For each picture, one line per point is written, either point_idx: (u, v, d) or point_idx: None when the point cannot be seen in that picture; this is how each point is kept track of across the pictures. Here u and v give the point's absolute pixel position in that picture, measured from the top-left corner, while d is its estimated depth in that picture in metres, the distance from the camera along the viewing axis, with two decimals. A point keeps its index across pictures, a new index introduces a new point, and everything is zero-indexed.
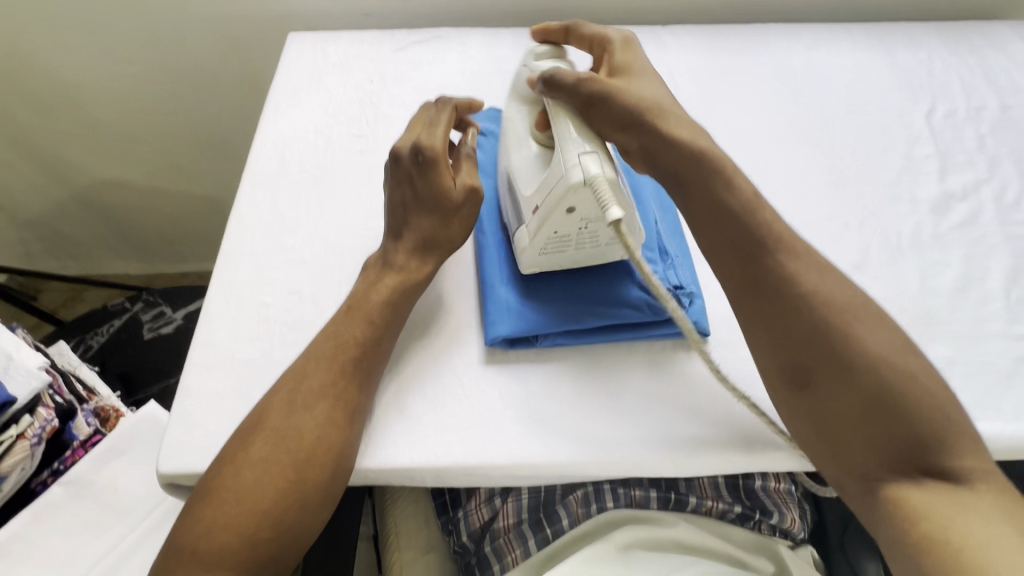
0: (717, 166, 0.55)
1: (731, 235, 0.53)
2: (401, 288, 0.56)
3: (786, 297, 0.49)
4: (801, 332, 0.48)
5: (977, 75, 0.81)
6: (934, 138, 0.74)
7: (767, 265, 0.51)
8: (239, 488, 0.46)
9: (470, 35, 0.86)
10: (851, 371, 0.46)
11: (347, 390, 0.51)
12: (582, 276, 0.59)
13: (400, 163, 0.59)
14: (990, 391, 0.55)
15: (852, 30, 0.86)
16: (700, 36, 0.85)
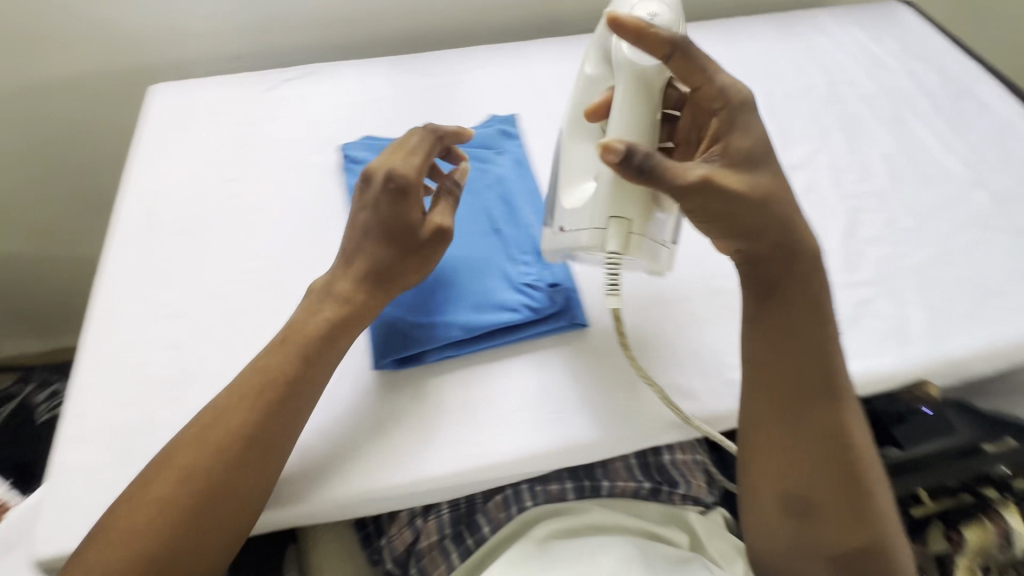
0: (801, 299, 0.55)
1: (793, 340, 0.55)
2: (336, 321, 0.54)
3: (813, 427, 0.54)
4: (826, 427, 0.54)
5: (805, 57, 0.90)
6: (774, 116, 0.82)
7: (819, 375, 0.54)
8: (136, 526, 0.46)
9: (340, 67, 0.86)
10: (846, 470, 0.53)
11: (267, 434, 0.50)
12: (463, 287, 0.61)
13: (370, 186, 0.57)
14: None
15: (697, 27, 0.94)
16: (562, 47, 0.90)
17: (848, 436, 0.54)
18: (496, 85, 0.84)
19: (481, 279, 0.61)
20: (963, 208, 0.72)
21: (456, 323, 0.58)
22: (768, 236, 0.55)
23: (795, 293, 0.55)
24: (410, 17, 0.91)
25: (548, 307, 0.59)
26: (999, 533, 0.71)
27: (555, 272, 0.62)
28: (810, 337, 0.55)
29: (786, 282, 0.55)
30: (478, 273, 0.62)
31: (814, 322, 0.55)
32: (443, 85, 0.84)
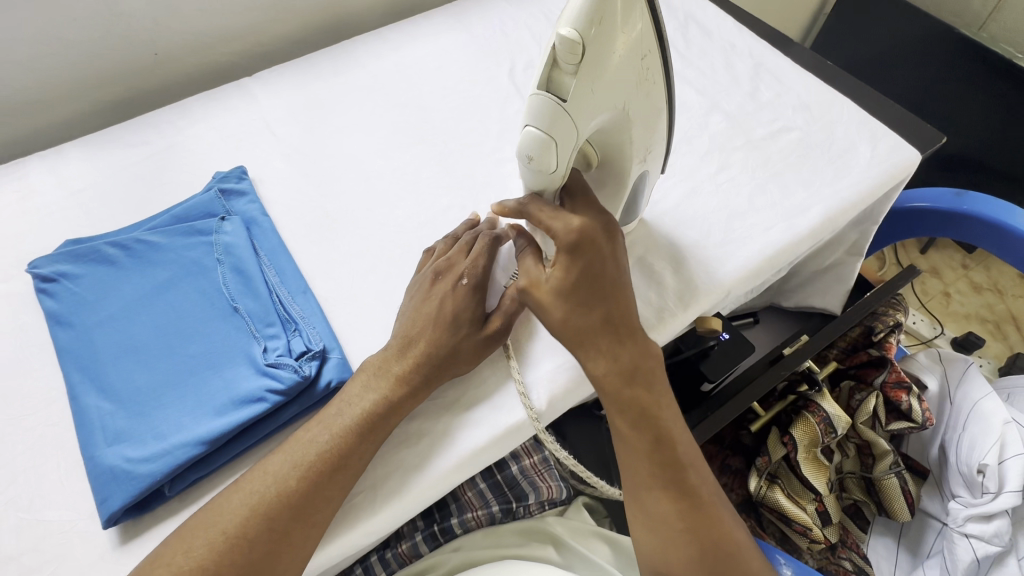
0: (642, 379, 0.50)
1: (631, 438, 0.50)
2: (381, 412, 0.50)
3: (674, 489, 0.49)
4: (680, 515, 0.49)
5: (540, 22, 0.89)
6: (520, 92, 0.80)
7: (659, 467, 0.50)
8: None
9: (24, 164, 0.72)
10: (708, 551, 0.49)
11: (320, 512, 0.47)
12: (198, 393, 0.52)
13: (439, 283, 0.56)
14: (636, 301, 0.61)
15: (430, 17, 0.90)
16: (288, 73, 0.82)
17: (705, 515, 0.50)
18: (218, 135, 0.75)
19: (221, 376, 0.54)
20: (704, 135, 0.73)
21: (192, 437, 0.49)
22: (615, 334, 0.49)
23: (614, 399, 0.50)
24: (103, 84, 0.78)
25: (297, 386, 0.52)
26: (822, 421, 0.75)
27: (302, 339, 0.55)
28: (641, 432, 0.50)
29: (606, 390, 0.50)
30: (216, 369, 0.54)
31: (641, 416, 0.50)
32: (158, 152, 0.73)
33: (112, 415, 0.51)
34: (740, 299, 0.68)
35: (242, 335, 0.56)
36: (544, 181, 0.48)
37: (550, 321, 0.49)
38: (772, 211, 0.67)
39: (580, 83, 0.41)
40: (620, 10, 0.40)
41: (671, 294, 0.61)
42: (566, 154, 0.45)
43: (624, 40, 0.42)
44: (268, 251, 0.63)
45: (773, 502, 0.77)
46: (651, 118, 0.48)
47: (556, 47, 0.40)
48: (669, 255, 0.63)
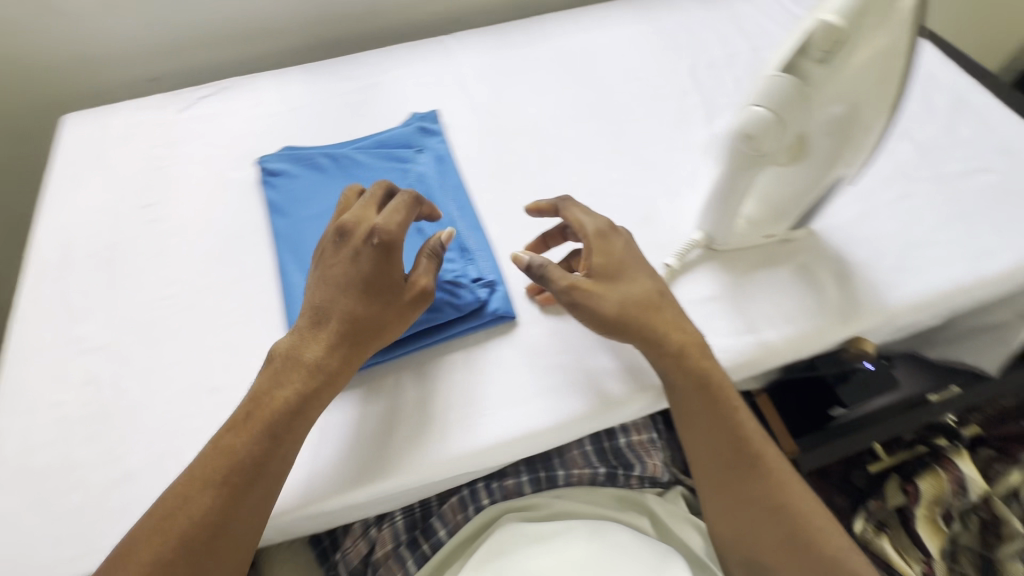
0: (700, 363, 0.54)
1: (691, 416, 0.55)
2: (324, 361, 0.51)
3: (743, 452, 0.54)
4: (748, 483, 0.53)
5: (727, 25, 0.90)
6: (699, 88, 0.81)
7: (725, 442, 0.54)
8: (153, 537, 0.45)
9: (258, 79, 0.84)
10: (779, 512, 0.52)
11: (233, 535, 0.46)
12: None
13: (348, 245, 0.55)
14: (798, 304, 0.61)
15: (619, 6, 0.94)
16: (483, 37, 0.89)
17: (773, 481, 0.53)
18: (417, 82, 0.83)
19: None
20: (888, 160, 0.71)
21: None
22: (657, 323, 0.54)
23: (682, 375, 0.54)
24: (329, 23, 0.89)
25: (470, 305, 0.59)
26: (954, 479, 0.74)
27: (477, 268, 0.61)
28: (709, 410, 0.54)
29: (678, 369, 0.54)
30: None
31: (703, 392, 0.54)
32: (364, 87, 0.83)
33: (303, 297, 0.58)
34: (895, 333, 0.65)
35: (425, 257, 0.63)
36: (749, 165, 0.51)
37: (608, 307, 0.54)
38: (953, 248, 0.64)
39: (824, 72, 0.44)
40: (875, 19, 0.43)
41: (834, 305, 0.60)
42: (785, 138, 0.48)
43: (873, 46, 0.44)
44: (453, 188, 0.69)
45: (880, 549, 0.72)
46: (878, 128, 0.49)
47: (811, 33, 0.43)
48: (835, 268, 0.63)
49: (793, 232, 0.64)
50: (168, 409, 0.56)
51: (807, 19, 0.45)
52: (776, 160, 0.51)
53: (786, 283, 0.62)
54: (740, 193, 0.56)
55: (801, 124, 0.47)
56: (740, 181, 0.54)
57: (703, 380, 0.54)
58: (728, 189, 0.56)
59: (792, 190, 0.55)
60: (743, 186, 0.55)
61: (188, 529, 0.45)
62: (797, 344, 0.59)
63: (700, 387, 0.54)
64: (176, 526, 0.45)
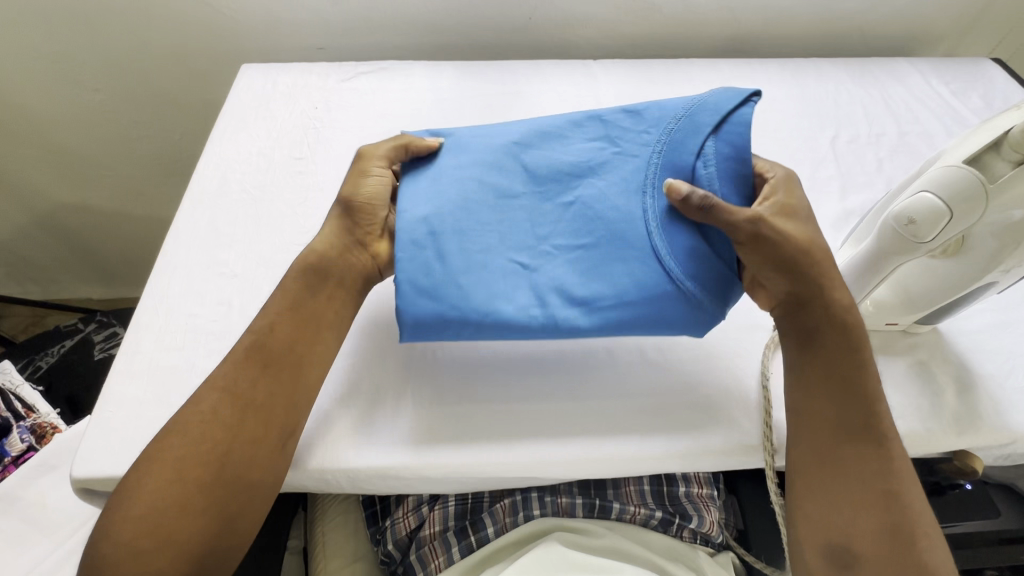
0: (845, 346, 0.54)
1: (812, 395, 0.54)
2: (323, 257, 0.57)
3: (863, 439, 0.51)
4: (864, 460, 0.50)
5: (877, 104, 0.88)
6: (836, 161, 0.80)
7: (845, 428, 0.52)
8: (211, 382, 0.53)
9: (413, 67, 0.91)
10: (887, 499, 0.49)
11: (257, 402, 0.51)
12: (470, 230, 0.58)
13: None
14: (908, 400, 0.58)
15: (767, 65, 0.94)
16: (627, 69, 0.92)
17: (893, 470, 0.50)
18: (557, 98, 0.87)
19: (474, 227, 0.58)
20: None
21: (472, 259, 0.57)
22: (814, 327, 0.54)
23: (832, 332, 0.54)
24: (486, 28, 0.95)
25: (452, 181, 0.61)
26: None
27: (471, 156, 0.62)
28: (835, 394, 0.53)
29: (831, 327, 0.54)
30: (515, 215, 0.59)
31: (843, 361, 0.53)
32: (508, 94, 0.87)
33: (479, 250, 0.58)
34: (1003, 459, 0.61)
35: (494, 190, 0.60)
36: (903, 249, 0.50)
37: (792, 242, 0.54)
38: None
39: (1016, 174, 0.45)
40: None
41: (948, 413, 0.57)
42: (952, 231, 0.48)
43: None
44: (559, 137, 0.63)
45: None
46: None
47: (1014, 133, 0.44)
48: (958, 376, 0.59)
49: (916, 327, 0.62)
50: None
51: (1007, 119, 0.45)
52: (933, 250, 0.50)
53: (901, 377, 0.59)
54: (879, 275, 0.54)
55: (972, 219, 0.47)
56: (883, 261, 0.53)
57: (851, 345, 0.54)
58: (865, 266, 0.54)
59: (936, 285, 0.54)
60: (882, 268, 0.53)
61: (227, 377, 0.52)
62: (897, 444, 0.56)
63: (845, 349, 0.53)
64: (258, 373, 0.52)
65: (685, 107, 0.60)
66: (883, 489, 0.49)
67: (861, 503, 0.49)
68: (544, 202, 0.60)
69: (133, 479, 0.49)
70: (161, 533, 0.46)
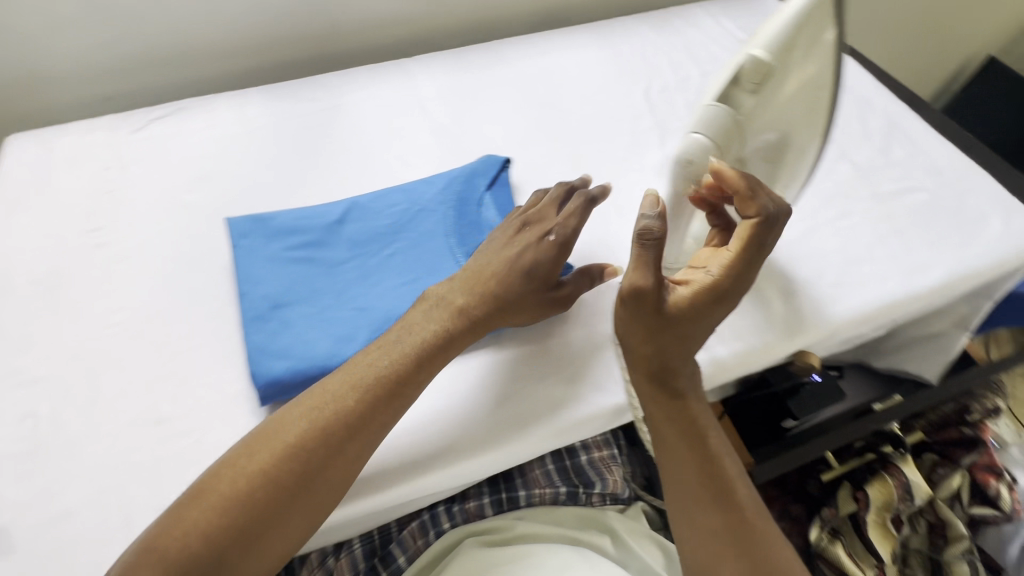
0: (687, 407, 0.53)
1: (672, 454, 0.53)
2: (442, 340, 0.54)
3: (721, 489, 0.51)
4: (712, 512, 0.51)
5: (679, 50, 0.94)
6: (651, 111, 0.84)
7: (707, 481, 0.52)
8: (308, 416, 0.49)
9: (214, 100, 0.83)
10: (748, 547, 0.49)
11: (340, 466, 0.49)
12: (310, 295, 0.60)
13: (524, 232, 0.60)
14: (743, 319, 0.63)
15: (576, 31, 0.96)
16: (443, 60, 0.90)
17: (747, 524, 0.50)
18: (376, 103, 0.84)
19: (318, 291, 0.61)
20: (829, 181, 0.75)
21: (329, 317, 0.59)
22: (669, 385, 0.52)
23: (660, 408, 0.53)
24: (288, 43, 0.89)
25: (282, 255, 0.63)
26: (901, 486, 0.75)
27: (289, 233, 0.64)
28: (693, 449, 0.52)
29: (654, 404, 0.53)
30: (347, 269, 0.63)
31: (689, 418, 0.53)
32: (324, 109, 0.83)
33: (323, 306, 0.59)
34: (838, 346, 0.68)
35: (324, 258, 0.63)
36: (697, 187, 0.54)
37: (656, 336, 0.50)
38: (890, 264, 0.67)
39: (756, 99, 0.49)
40: (799, 49, 0.47)
41: (778, 320, 0.63)
42: (726, 161, 0.52)
43: (797, 78, 0.48)
44: (366, 201, 0.69)
45: (834, 558, 0.75)
46: (810, 150, 0.53)
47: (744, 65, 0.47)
48: (782, 286, 0.65)
49: None
50: (110, 442, 0.54)
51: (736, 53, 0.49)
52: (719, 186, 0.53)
53: (736, 301, 0.64)
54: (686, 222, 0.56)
55: (734, 150, 0.50)
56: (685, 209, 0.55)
57: (678, 406, 0.53)
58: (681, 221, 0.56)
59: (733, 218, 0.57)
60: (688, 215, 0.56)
61: (321, 433, 0.48)
62: (741, 361, 0.61)
63: (675, 411, 0.53)
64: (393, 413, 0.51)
65: (471, 169, 0.72)
66: (742, 542, 0.50)
67: (726, 553, 0.49)
68: (369, 257, 0.64)
69: (216, 484, 0.46)
70: (227, 553, 0.44)
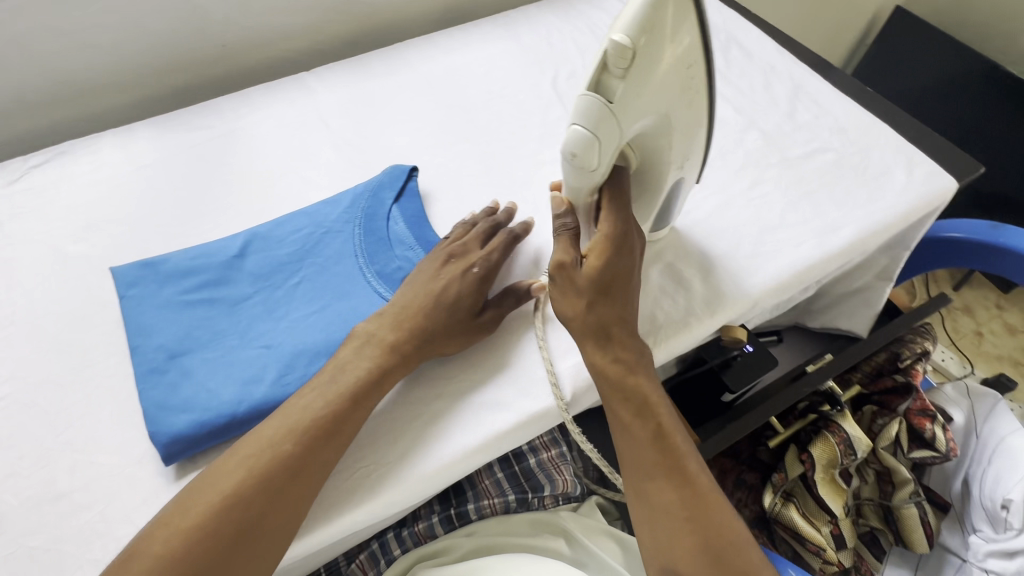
0: (636, 381, 0.52)
1: (624, 430, 0.51)
2: (368, 382, 0.52)
3: (674, 465, 0.49)
4: (664, 489, 0.49)
5: (585, 34, 0.92)
6: (561, 100, 0.83)
7: (660, 455, 0.50)
8: (225, 484, 0.46)
9: (97, 139, 0.78)
10: (701, 524, 0.47)
11: (257, 540, 0.45)
12: (210, 339, 0.57)
13: (450, 263, 0.60)
14: (664, 302, 0.62)
15: (479, 25, 0.94)
16: (343, 69, 0.86)
17: (702, 499, 0.48)
18: (275, 123, 0.80)
19: (220, 333, 0.57)
20: (740, 151, 0.75)
21: (233, 359, 0.56)
22: (605, 342, 0.53)
23: (609, 382, 0.52)
24: (173, 69, 0.84)
25: (177, 301, 0.59)
26: (842, 442, 0.75)
27: (184, 276, 0.61)
28: (643, 424, 0.51)
29: (603, 379, 0.52)
30: (251, 306, 0.60)
31: (637, 391, 0.52)
32: (219, 136, 0.78)
33: (226, 349, 0.56)
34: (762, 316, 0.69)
35: (226, 296, 0.60)
36: (584, 179, 0.52)
37: (581, 300, 0.52)
38: (803, 228, 0.68)
39: (626, 86, 0.46)
40: (669, 22, 0.45)
41: (699, 299, 0.63)
42: (606, 152, 0.50)
43: (670, 53, 0.47)
44: (266, 229, 0.66)
45: (786, 520, 0.78)
46: (699, 122, 0.54)
47: (609, 52, 0.45)
48: (700, 264, 0.65)
49: (655, 235, 0.65)
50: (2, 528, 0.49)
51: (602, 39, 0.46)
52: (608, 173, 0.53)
53: (656, 285, 0.63)
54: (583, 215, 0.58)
55: (620, 137, 0.49)
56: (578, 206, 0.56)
57: (625, 379, 0.52)
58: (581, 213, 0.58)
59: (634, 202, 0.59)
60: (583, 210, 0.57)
61: (237, 504, 0.45)
62: (663, 348, 0.60)
63: (622, 384, 0.52)
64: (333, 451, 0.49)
65: (376, 182, 0.69)
66: (696, 520, 0.47)
67: (681, 532, 0.47)
68: (274, 290, 0.61)
69: (146, 547, 0.43)
70: None
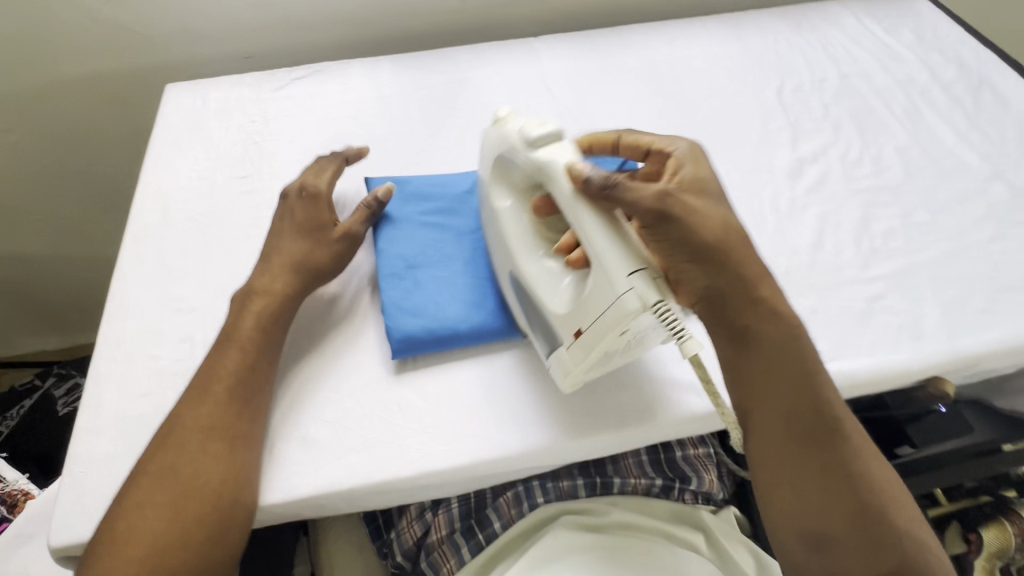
0: (797, 348, 0.51)
1: (773, 404, 0.50)
2: (271, 313, 0.56)
3: (834, 440, 0.49)
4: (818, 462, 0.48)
5: (816, 48, 0.89)
6: (784, 111, 0.81)
7: (813, 430, 0.49)
8: (184, 431, 0.50)
9: (349, 65, 0.87)
10: (857, 501, 0.47)
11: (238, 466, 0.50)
12: (442, 260, 0.63)
13: (287, 199, 0.63)
14: (878, 334, 0.60)
15: (705, 21, 0.93)
16: (570, 41, 0.89)
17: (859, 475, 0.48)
18: (502, 80, 0.85)
19: (450, 257, 0.64)
20: (980, 202, 0.70)
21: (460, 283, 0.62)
22: (748, 296, 0.51)
23: (763, 352, 0.50)
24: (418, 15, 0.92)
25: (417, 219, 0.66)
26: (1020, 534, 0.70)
27: (421, 199, 0.67)
28: (802, 399, 0.49)
29: (754, 349, 0.50)
30: (477, 239, 0.65)
31: (798, 364, 0.50)
32: (452, 82, 0.84)
33: (455, 272, 0.63)
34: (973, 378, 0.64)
35: (455, 226, 0.66)
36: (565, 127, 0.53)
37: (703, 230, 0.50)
38: None
39: None
40: None
41: (919, 342, 0.60)
42: None
43: None
44: None
45: None
46: None
47: None
48: (921, 307, 0.62)
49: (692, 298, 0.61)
50: None
51: None
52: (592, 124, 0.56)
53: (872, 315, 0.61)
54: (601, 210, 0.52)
55: None
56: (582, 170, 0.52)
57: (781, 352, 0.50)
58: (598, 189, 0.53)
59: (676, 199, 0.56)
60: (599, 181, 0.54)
61: (203, 445, 0.49)
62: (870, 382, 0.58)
63: (779, 354, 0.50)
64: (248, 401, 0.52)
65: None
66: (850, 496, 0.47)
67: (835, 505, 0.47)
68: None
69: (131, 498, 0.47)
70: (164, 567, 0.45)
